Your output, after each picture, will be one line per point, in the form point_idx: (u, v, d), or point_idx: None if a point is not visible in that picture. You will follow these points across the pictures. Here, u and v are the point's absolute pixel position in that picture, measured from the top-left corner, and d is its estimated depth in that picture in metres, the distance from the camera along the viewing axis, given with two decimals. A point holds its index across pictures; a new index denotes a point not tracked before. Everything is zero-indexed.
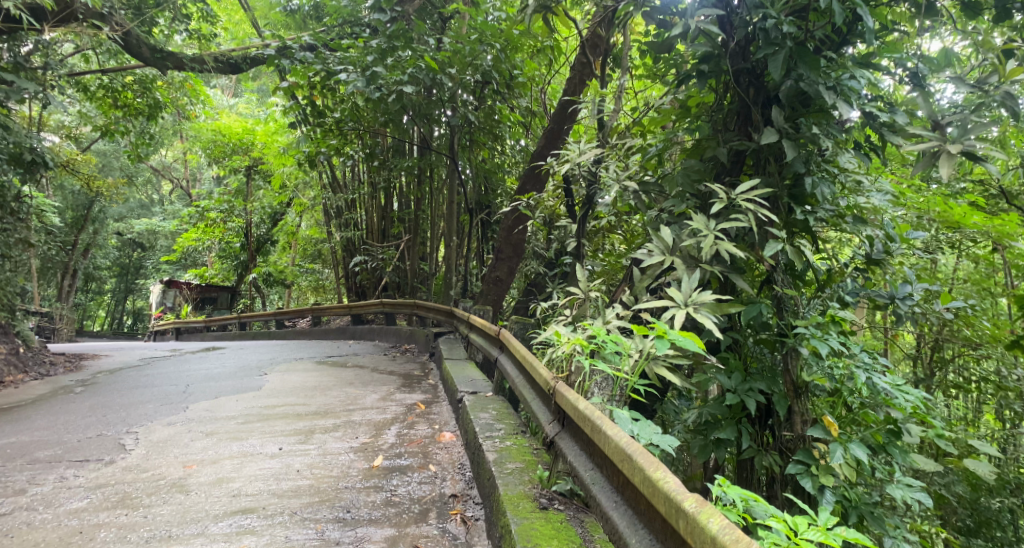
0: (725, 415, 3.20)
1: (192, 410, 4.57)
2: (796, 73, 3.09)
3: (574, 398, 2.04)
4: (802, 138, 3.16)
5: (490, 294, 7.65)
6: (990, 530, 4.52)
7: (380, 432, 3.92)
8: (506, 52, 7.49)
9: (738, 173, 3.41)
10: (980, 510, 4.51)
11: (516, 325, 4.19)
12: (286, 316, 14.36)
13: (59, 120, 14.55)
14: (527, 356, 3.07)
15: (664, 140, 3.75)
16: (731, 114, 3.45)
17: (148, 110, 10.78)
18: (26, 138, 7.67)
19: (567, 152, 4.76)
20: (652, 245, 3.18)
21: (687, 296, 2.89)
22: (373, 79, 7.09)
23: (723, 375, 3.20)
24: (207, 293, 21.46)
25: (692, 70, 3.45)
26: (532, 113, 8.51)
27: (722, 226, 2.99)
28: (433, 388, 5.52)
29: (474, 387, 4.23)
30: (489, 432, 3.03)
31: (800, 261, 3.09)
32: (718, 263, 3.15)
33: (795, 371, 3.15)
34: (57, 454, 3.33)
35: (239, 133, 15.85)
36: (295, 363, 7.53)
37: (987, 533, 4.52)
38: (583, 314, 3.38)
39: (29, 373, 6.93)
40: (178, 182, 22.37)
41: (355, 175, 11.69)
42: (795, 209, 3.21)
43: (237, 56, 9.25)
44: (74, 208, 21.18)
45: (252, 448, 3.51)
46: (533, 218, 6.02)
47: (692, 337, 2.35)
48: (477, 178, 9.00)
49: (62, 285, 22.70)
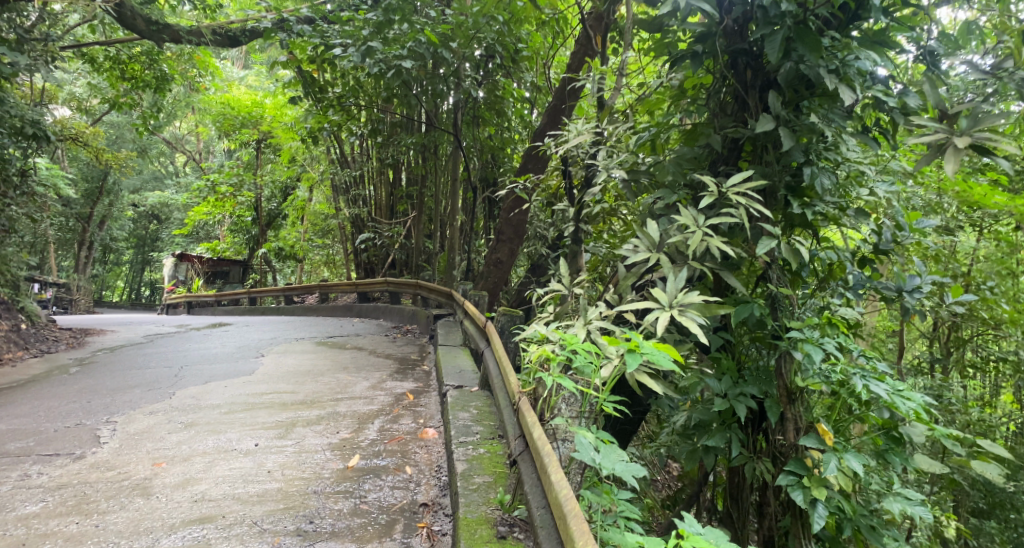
0: (714, 420, 3.05)
1: (178, 397, 4.52)
2: (796, 54, 2.88)
3: (533, 432, 1.94)
4: (801, 125, 2.95)
5: (491, 276, 7.48)
6: (1004, 511, 4.81)
7: (362, 426, 3.81)
8: (509, 25, 7.07)
9: (735, 161, 3.22)
10: (992, 492, 4.78)
11: (501, 318, 3.97)
12: (294, 292, 14.35)
13: (68, 92, 14.37)
14: (504, 363, 2.95)
15: (657, 125, 3.52)
16: (729, 98, 3.25)
17: (156, 82, 10.50)
18: (28, 112, 7.33)
19: (564, 133, 4.51)
20: (638, 241, 3.00)
21: (672, 297, 2.73)
22: (369, 53, 6.75)
23: (712, 378, 3.04)
24: (220, 266, 21.61)
25: (685, 52, 3.24)
26: (538, 88, 8.22)
27: (711, 222, 2.82)
28: (426, 376, 5.42)
29: (461, 381, 4.08)
30: (464, 436, 2.92)
31: (795, 260, 2.92)
32: (709, 259, 2.97)
33: (789, 375, 2.98)
34: (28, 447, 3.28)
35: (248, 105, 15.42)
36: (294, 344, 7.46)
37: (1002, 513, 4.81)
38: (565, 313, 3.26)
39: (29, 351, 6.93)
40: (190, 153, 22.20)
41: (361, 150, 11.48)
42: (792, 202, 3.02)
43: (236, 28, 9.02)
44: (89, 180, 21.21)
45: (227, 443, 3.42)
46: (531, 201, 5.79)
47: (666, 350, 2.19)
48: (481, 155, 8.75)
49: (79, 258, 22.92)
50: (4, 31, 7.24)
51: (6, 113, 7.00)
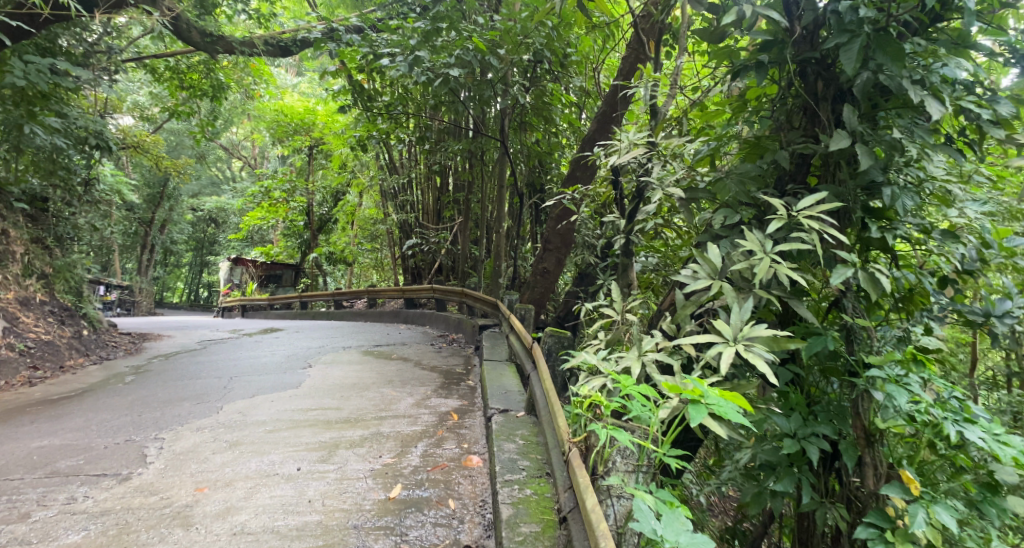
0: (783, 463, 2.76)
1: (226, 411, 4.53)
2: (874, 63, 2.62)
3: (588, 507, 1.79)
4: (880, 142, 2.68)
5: (538, 286, 7.24)
6: None
7: (405, 450, 3.69)
8: (558, 30, 6.84)
9: (803, 178, 2.96)
10: None
11: (549, 339, 3.87)
12: (343, 297, 14.47)
13: (131, 102, 14.92)
14: (550, 396, 2.80)
15: (716, 139, 3.26)
16: (796, 110, 2.99)
17: (212, 90, 10.72)
18: (92, 123, 7.53)
19: (614, 142, 4.24)
20: (697, 267, 2.79)
21: (737, 330, 2.52)
22: (416, 63, 6.62)
23: (779, 415, 2.77)
24: (273, 270, 22.09)
25: (748, 62, 2.99)
26: (587, 93, 7.93)
27: (781, 248, 2.58)
28: (471, 392, 5.26)
29: (506, 403, 3.92)
30: (509, 474, 2.77)
31: (874, 289, 2.63)
32: (776, 286, 2.74)
33: (867, 414, 2.69)
34: (77, 466, 3.31)
35: (300, 113, 15.68)
36: (340, 354, 7.46)
37: None
38: (618, 341, 3.09)
39: (90, 357, 7.16)
40: (246, 159, 22.79)
41: (409, 156, 11.45)
42: (870, 225, 2.76)
43: (287, 38, 9.19)
44: (151, 186, 22.06)
45: (269, 467, 3.36)
46: (579, 212, 5.52)
47: (734, 399, 2.01)
48: (528, 161, 8.50)
49: (142, 260, 23.86)
50: (72, 45, 7.55)
51: (72, 125, 7.20)
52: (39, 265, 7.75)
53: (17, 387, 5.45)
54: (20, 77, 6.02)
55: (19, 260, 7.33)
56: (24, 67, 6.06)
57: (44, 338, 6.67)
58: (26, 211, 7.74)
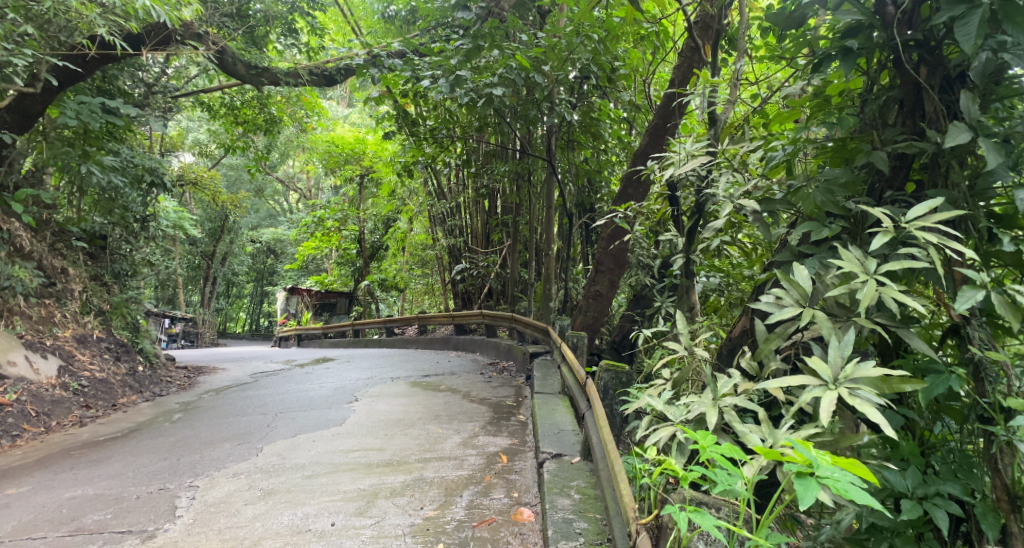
0: (899, 530, 2.21)
1: (264, 454, 4.30)
2: (995, 40, 2.18)
3: None
4: (1006, 134, 2.18)
5: (590, 311, 6.74)
6: None
7: (449, 500, 3.33)
8: (605, 43, 6.27)
9: (904, 182, 2.48)
10: None
11: (605, 375, 3.58)
12: (395, 324, 14.32)
13: (192, 140, 15.42)
14: (609, 447, 2.39)
15: (791, 142, 2.79)
16: (891, 103, 2.54)
17: (265, 124, 10.81)
18: (147, 161, 7.67)
19: (668, 154, 3.84)
20: (782, 293, 2.34)
21: (838, 371, 2.06)
22: (458, 83, 6.29)
23: (891, 470, 2.23)
24: (328, 298, 22.37)
25: (831, 49, 2.56)
26: (636, 107, 7.54)
27: (888, 267, 2.12)
28: (520, 429, 4.84)
29: (559, 446, 3.51)
30: (564, 542, 2.39)
31: (1015, 316, 2.10)
32: (882, 314, 2.26)
33: (1008, 470, 2.14)
34: (104, 522, 3.12)
35: (351, 142, 15.81)
36: (388, 386, 7.19)
37: None
38: (684, 380, 2.65)
39: (143, 394, 7.17)
40: (302, 191, 23.30)
41: (457, 181, 11.25)
42: (1000, 236, 2.25)
43: (331, 68, 9.13)
44: (213, 220, 22.80)
45: (302, 521, 3.08)
46: (633, 231, 5.07)
47: (854, 468, 1.60)
48: (577, 181, 8.09)
49: (205, 292, 24.63)
50: (131, 87, 7.81)
51: (126, 162, 7.36)
52: (98, 302, 7.85)
53: (68, 428, 5.42)
54: (73, 117, 6.24)
55: (77, 298, 7.46)
56: (77, 108, 6.29)
57: (99, 376, 6.72)
58: (86, 250, 7.94)
